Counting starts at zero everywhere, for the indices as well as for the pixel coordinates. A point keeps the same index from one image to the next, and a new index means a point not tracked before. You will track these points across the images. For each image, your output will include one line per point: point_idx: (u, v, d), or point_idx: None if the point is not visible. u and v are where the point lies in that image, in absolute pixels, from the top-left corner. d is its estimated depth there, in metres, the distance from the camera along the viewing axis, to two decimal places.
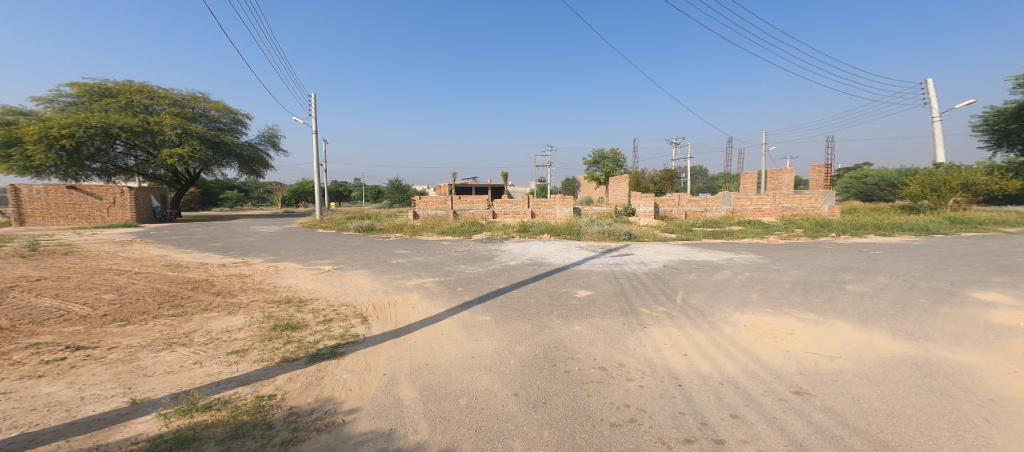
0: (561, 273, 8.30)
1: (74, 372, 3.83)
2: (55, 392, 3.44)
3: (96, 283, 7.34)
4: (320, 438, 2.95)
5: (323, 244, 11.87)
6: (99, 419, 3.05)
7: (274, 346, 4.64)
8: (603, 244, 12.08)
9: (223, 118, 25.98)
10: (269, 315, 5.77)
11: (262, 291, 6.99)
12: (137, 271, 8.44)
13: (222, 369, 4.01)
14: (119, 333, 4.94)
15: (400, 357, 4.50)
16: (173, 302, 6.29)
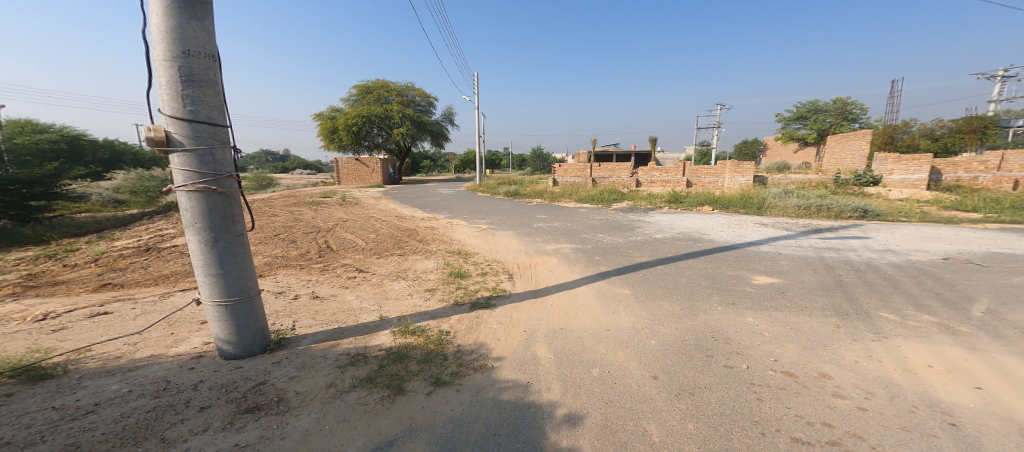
0: (726, 253, 7.03)
1: (356, 287, 5.34)
2: (355, 301, 4.75)
3: (368, 226, 10.28)
4: (474, 377, 2.96)
5: (480, 206, 13.60)
6: (368, 325, 3.90)
7: (451, 289, 5.25)
8: (792, 222, 9.47)
9: (424, 103, 32.04)
10: (448, 262, 6.90)
11: (442, 243, 8.55)
12: (383, 220, 11.40)
13: (422, 302, 4.71)
14: (378, 263, 6.78)
15: (540, 317, 4.25)
16: (400, 245, 8.26)
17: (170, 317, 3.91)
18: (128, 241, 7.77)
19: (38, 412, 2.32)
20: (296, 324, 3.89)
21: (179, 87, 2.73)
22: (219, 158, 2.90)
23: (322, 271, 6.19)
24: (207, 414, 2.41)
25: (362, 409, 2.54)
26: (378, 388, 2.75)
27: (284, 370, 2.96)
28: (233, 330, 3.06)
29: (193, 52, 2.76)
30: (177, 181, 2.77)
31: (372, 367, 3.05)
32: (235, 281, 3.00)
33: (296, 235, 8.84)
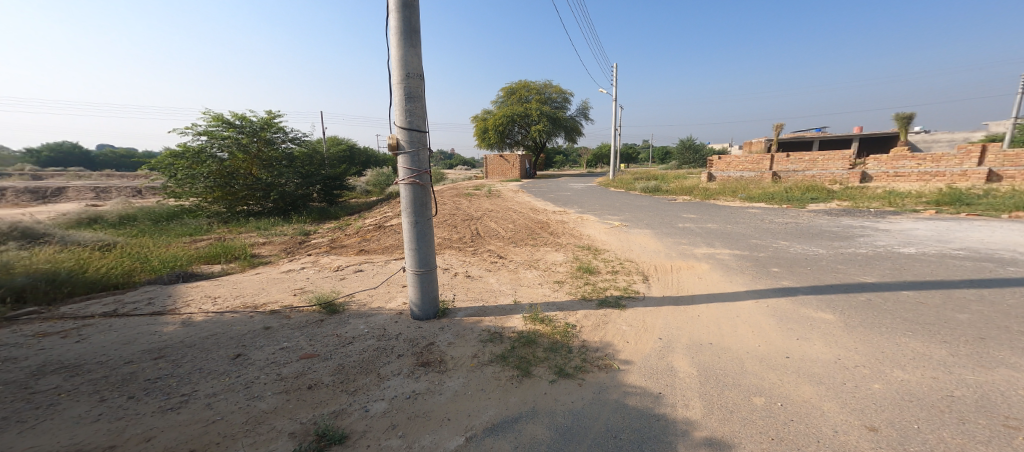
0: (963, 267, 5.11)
1: (497, 272, 5.73)
2: (498, 284, 5.10)
3: (505, 217, 10.95)
4: (598, 375, 2.88)
5: (615, 201, 13.13)
6: (506, 307, 4.15)
7: (579, 283, 5.20)
8: None
9: (562, 100, 32.40)
10: (578, 257, 6.84)
11: (573, 237, 8.53)
12: (522, 211, 11.97)
13: (551, 292, 4.81)
14: (514, 251, 7.17)
15: (677, 326, 3.84)
16: (533, 236, 8.56)
17: (390, 279, 5.19)
18: (368, 222, 10.69)
19: (327, 337, 3.37)
20: (455, 297, 4.47)
21: (402, 103, 3.41)
22: (423, 158, 3.53)
23: (471, 254, 6.91)
24: (401, 360, 2.95)
25: (496, 383, 2.70)
26: (506, 366, 2.91)
27: (448, 335, 3.40)
28: (418, 296, 3.71)
29: (411, 74, 3.37)
30: (400, 176, 3.55)
31: (506, 346, 3.23)
32: (424, 255, 3.62)
33: (456, 221, 10.07)
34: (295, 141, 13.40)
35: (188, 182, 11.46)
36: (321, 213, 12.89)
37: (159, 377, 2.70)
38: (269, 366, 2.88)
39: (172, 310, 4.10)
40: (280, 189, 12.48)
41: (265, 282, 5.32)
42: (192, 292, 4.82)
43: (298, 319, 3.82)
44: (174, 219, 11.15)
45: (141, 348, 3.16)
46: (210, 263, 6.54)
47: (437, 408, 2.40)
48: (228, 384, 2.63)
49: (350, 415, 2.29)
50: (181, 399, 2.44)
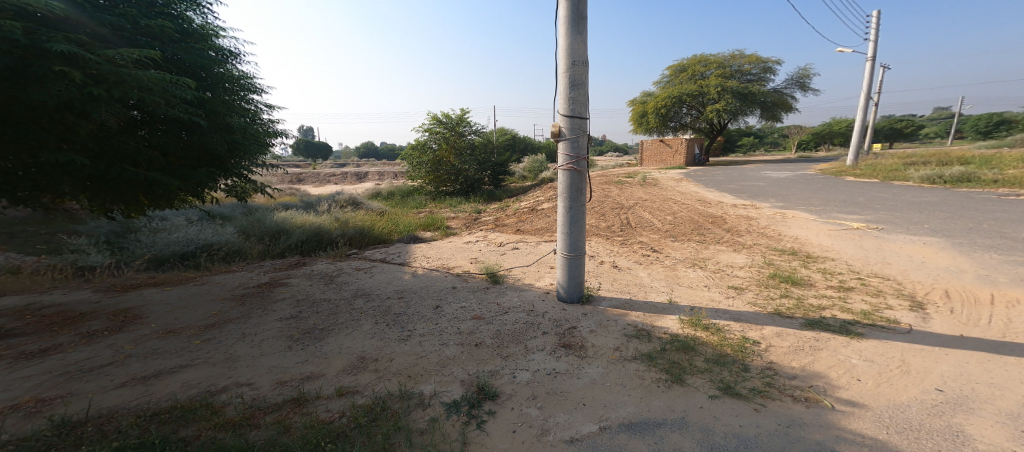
0: None
1: (649, 267, 5.32)
2: (645, 278, 4.79)
3: (665, 209, 9.88)
4: (792, 407, 2.23)
5: (845, 196, 10.07)
6: (654, 305, 3.88)
7: (769, 294, 4.12)
8: None
9: (754, 71, 27.11)
10: (771, 262, 5.26)
11: (767, 237, 6.66)
12: (685, 203, 10.62)
13: (722, 299, 4.05)
14: (672, 246, 6.49)
15: (989, 382, 2.45)
16: (698, 231, 7.48)
17: (541, 259, 5.45)
18: (525, 204, 11.49)
19: (490, 304, 3.82)
20: (600, 286, 4.43)
21: (566, 92, 3.47)
22: (581, 143, 3.54)
23: (620, 244, 6.64)
24: (545, 338, 3.10)
25: (638, 381, 2.54)
26: (654, 368, 2.67)
27: (589, 322, 3.40)
28: (566, 279, 3.80)
29: (577, 62, 3.39)
30: (557, 162, 3.65)
31: (654, 346, 3.00)
32: (574, 240, 3.67)
33: (603, 209, 9.78)
34: (478, 133, 15.45)
35: (413, 168, 14.80)
36: (490, 196, 14.42)
37: (396, 314, 3.61)
38: (454, 320, 3.44)
39: (406, 264, 5.45)
40: (466, 173, 14.64)
41: (454, 249, 6.40)
42: (418, 251, 6.31)
43: (473, 284, 4.45)
44: (412, 197, 14.87)
45: (389, 291, 4.25)
46: (427, 230, 8.40)
47: (574, 390, 2.42)
48: (431, 328, 3.29)
49: (501, 378, 2.53)
50: (407, 333, 3.19)
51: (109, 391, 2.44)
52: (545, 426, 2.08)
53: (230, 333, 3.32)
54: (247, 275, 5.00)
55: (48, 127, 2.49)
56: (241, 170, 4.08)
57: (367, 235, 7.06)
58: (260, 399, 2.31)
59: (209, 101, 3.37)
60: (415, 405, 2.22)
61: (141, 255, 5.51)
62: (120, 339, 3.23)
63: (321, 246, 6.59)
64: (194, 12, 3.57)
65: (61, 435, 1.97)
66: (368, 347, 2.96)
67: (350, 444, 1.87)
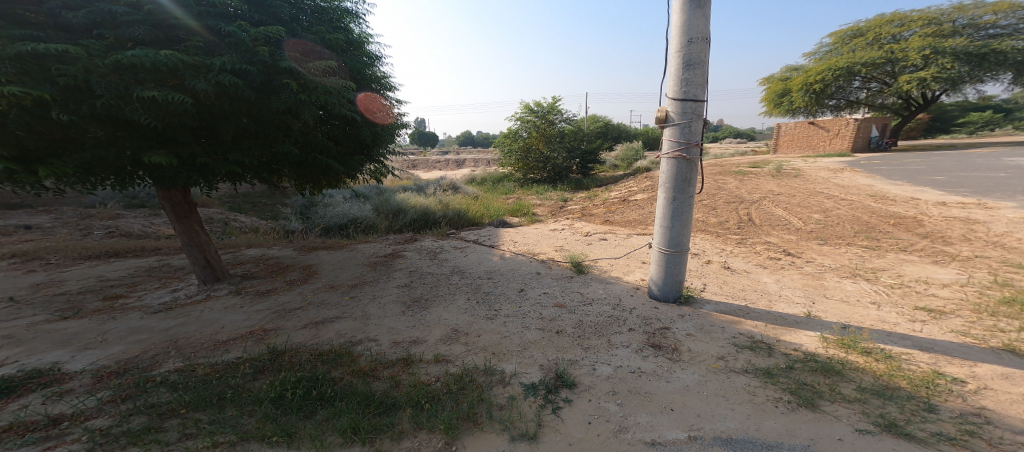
0: None
1: (782, 273, 4.53)
2: (767, 283, 4.20)
3: (812, 202, 7.91)
4: None
5: None
6: (782, 317, 3.32)
7: (997, 326, 2.99)
8: None
9: (1002, 22, 15.87)
10: (1004, 282, 3.87)
11: (1004, 248, 4.83)
12: (843, 197, 8.04)
13: (903, 323, 3.14)
14: (817, 250, 5.39)
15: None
16: (868, 233, 5.88)
17: (632, 252, 5.21)
18: (615, 194, 11.01)
19: (574, 293, 3.81)
20: (705, 287, 4.07)
21: (679, 73, 3.21)
22: (694, 128, 3.27)
23: (736, 244, 5.95)
24: (631, 334, 2.98)
25: (747, 396, 2.23)
26: (781, 390, 2.25)
27: (686, 324, 3.15)
28: (661, 275, 3.58)
29: (695, 39, 3.11)
30: (662, 149, 3.41)
31: (778, 363, 2.56)
32: (675, 235, 3.42)
33: (716, 202, 8.69)
34: (568, 120, 15.36)
35: (504, 156, 15.23)
36: (578, 184, 14.17)
37: (485, 293, 3.83)
38: (536, 306, 3.50)
39: (496, 246, 5.69)
40: (553, 161, 14.54)
41: (542, 236, 6.48)
42: (505, 235, 6.52)
43: (555, 271, 4.47)
44: (501, 183, 15.36)
45: (480, 271, 4.50)
46: (514, 215, 8.67)
47: (661, 393, 2.27)
48: (515, 310, 3.41)
49: (581, 368, 2.51)
50: (495, 313, 3.36)
51: (299, 330, 3.12)
52: (624, 423, 2.01)
53: (367, 293, 3.89)
54: (379, 245, 5.79)
55: (280, 126, 3.27)
56: (381, 157, 4.67)
57: (463, 218, 7.55)
58: (382, 354, 2.67)
59: (364, 99, 3.92)
60: (497, 381, 2.34)
61: (317, 225, 6.80)
62: (305, 288, 4.08)
63: (429, 225, 7.22)
64: (354, 24, 3.90)
65: (272, 360, 2.58)
66: (461, 321, 3.19)
67: (441, 407, 2.07)
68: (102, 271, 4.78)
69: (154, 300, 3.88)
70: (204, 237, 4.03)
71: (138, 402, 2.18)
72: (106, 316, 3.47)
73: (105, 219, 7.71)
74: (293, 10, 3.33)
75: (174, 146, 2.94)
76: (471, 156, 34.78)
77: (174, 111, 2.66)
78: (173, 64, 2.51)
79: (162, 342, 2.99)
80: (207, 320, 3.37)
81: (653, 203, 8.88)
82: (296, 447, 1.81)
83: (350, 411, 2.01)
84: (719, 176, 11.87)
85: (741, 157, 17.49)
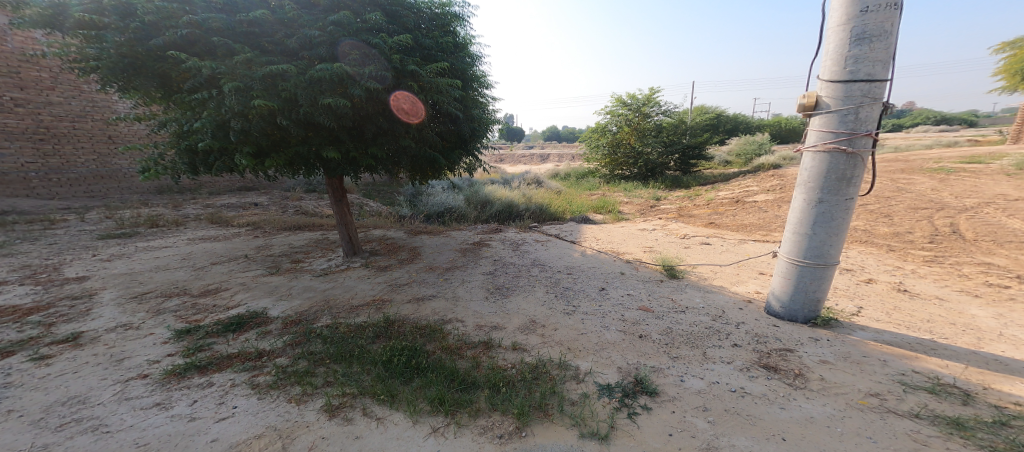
0: None
1: (1010, 307, 3.48)
2: (980, 317, 3.28)
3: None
4: None
5: None
6: (999, 361, 2.55)
7: None
8: None
9: None
10: None
11: None
12: None
13: None
14: None
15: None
16: None
17: (745, 260, 4.61)
18: (723, 194, 9.80)
19: (663, 298, 3.55)
20: (861, 312, 3.37)
21: (844, 49, 2.71)
22: (863, 115, 2.71)
23: (926, 263, 4.77)
24: (736, 351, 2.66)
25: (913, 446, 1.79)
26: (977, 446, 1.76)
27: (820, 350, 2.68)
28: (789, 290, 3.11)
29: (872, 7, 2.59)
30: (808, 141, 2.94)
31: (977, 415, 1.99)
32: (819, 244, 2.92)
33: (895, 208, 6.99)
34: (667, 113, 14.01)
35: (591, 150, 14.79)
36: (674, 182, 13.04)
37: (564, 288, 3.81)
38: (618, 307, 3.36)
39: (578, 242, 5.63)
40: (645, 157, 13.63)
41: (627, 234, 6.16)
42: (587, 231, 6.40)
43: (641, 273, 4.21)
44: (586, 179, 15.07)
45: (561, 266, 4.49)
46: (597, 211, 8.40)
47: (770, 420, 1.99)
48: (595, 308, 3.33)
49: (665, 377, 2.35)
50: (572, 308, 3.33)
51: (407, 304, 3.52)
52: (714, 442, 1.83)
53: (457, 276, 4.20)
54: (469, 233, 6.18)
55: (404, 124, 3.72)
56: (475, 151, 4.93)
57: (545, 212, 7.63)
58: (466, 335, 2.87)
59: (467, 97, 4.18)
60: (571, 377, 2.33)
61: (422, 212, 7.54)
62: (411, 267, 4.58)
63: (513, 217, 7.48)
64: (460, 26, 4.16)
65: (386, 327, 2.97)
66: (538, 313, 3.25)
67: (515, 393, 2.15)
68: (294, 240, 6.05)
69: (318, 265, 4.76)
70: (351, 218, 4.76)
71: (305, 348, 2.72)
72: (293, 275, 4.39)
73: (295, 200, 9.70)
74: (414, 18, 3.73)
75: (340, 143, 3.59)
76: (560, 151, 34.34)
77: (341, 114, 3.23)
78: (340, 72, 3.03)
79: (320, 300, 3.67)
80: (347, 285, 4.03)
81: (778, 207, 7.62)
82: (395, 408, 2.07)
83: (438, 383, 2.23)
84: (900, 173, 9.49)
85: (931, 150, 13.73)
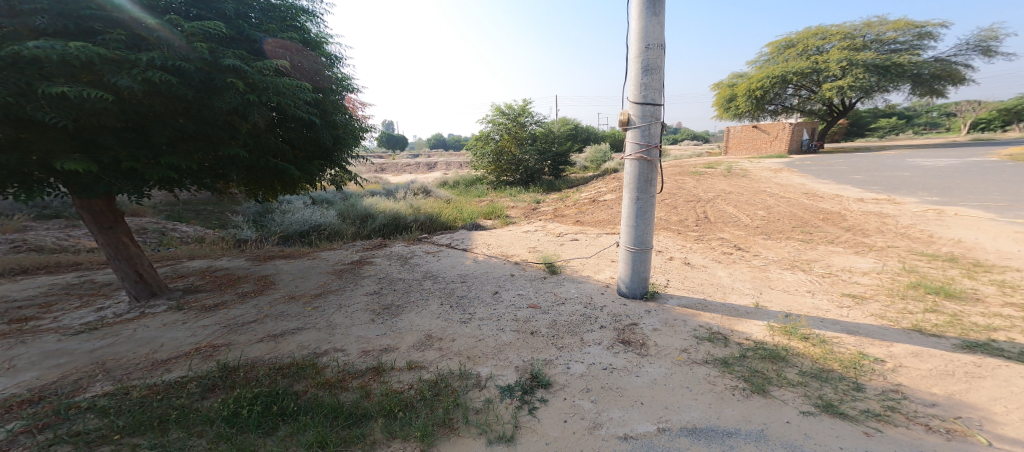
0: None
1: (736, 266, 4.88)
2: (722, 277, 4.49)
3: (758, 201, 8.42)
4: (920, 434, 1.88)
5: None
6: (735, 308, 3.54)
7: (904, 308, 3.41)
8: None
9: (901, 38, 19.05)
10: (910, 269, 4.34)
11: (906, 239, 5.45)
12: (782, 195, 8.80)
13: (832, 308, 3.47)
14: (762, 244, 5.79)
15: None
16: (803, 228, 6.40)
17: (602, 251, 5.33)
18: (585, 196, 11.12)
19: (547, 293, 3.83)
20: (668, 283, 4.27)
21: (639, 77, 3.35)
22: (653, 131, 3.41)
23: (695, 240, 6.31)
24: (602, 332, 3.05)
25: (709, 387, 2.34)
26: (736, 377, 2.41)
27: (652, 320, 3.27)
28: (628, 273, 3.71)
29: (652, 45, 3.27)
30: (626, 151, 3.55)
31: (734, 352, 2.72)
32: (640, 233, 3.56)
33: (677, 201, 9.09)
34: (539, 123, 15.26)
35: (476, 159, 15.04)
36: (550, 186, 14.24)
37: (458, 297, 3.77)
38: (511, 308, 3.49)
39: (468, 250, 5.62)
40: (525, 164, 14.59)
41: (513, 237, 6.47)
42: (478, 239, 6.44)
43: (530, 273, 4.47)
44: (474, 186, 15.13)
45: (454, 275, 4.44)
46: (486, 218, 8.57)
47: (631, 388, 2.35)
48: (489, 313, 3.38)
49: (555, 368, 2.54)
50: (471, 316, 3.32)
51: (254, 344, 2.97)
52: (598, 419, 2.05)
53: (333, 302, 3.74)
54: (345, 252, 5.58)
55: (226, 128, 3.04)
56: (342, 163, 4.50)
57: (436, 222, 7.39)
58: (350, 364, 2.58)
59: (324, 101, 3.78)
60: (473, 385, 2.32)
61: (275, 233, 6.50)
62: (261, 300, 3.89)
63: (400, 230, 7.02)
64: (309, 23, 3.77)
65: (223, 376, 2.45)
66: (434, 327, 3.13)
67: (414, 415, 2.02)
68: (8, 291, 4.32)
69: (71, 321, 3.52)
70: (134, 249, 3.78)
71: (60, 431, 1.97)
72: (15, 340, 3.12)
73: (9, 232, 6.89)
74: (239, 7, 3.19)
75: (95, 149, 2.65)
76: (446, 159, 34.12)
77: (91, 110, 2.41)
78: (86, 56, 2.28)
79: (86, 364, 2.76)
80: (143, 338, 3.14)
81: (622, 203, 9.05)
82: None
83: (317, 424, 1.94)
84: (675, 175, 12.44)
85: (699, 158, 18.35)
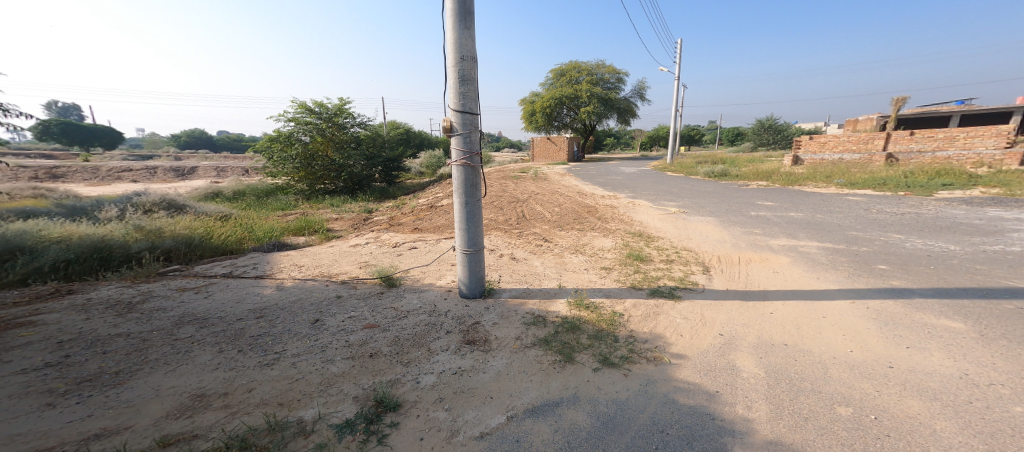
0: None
1: (542, 255, 5.63)
2: (542, 265, 5.10)
3: (553, 199, 10.00)
4: (644, 367, 2.57)
5: (671, 187, 11.93)
6: (546, 290, 4.08)
7: (626, 271, 4.56)
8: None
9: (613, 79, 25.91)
10: (626, 243, 5.86)
11: (620, 222, 7.28)
12: (564, 194, 10.72)
13: (597, 280, 4.35)
14: (561, 234, 6.88)
15: (744, 323, 3.20)
16: (579, 219, 7.86)
17: (442, 257, 5.35)
18: (423, 201, 11.01)
19: (386, 310, 3.57)
20: (501, 278, 4.57)
21: (457, 86, 3.48)
22: (473, 137, 3.59)
23: (518, 236, 7.00)
24: (449, 337, 3.05)
25: (539, 366, 2.62)
26: (546, 350, 2.81)
27: (492, 315, 3.46)
28: (465, 274, 3.81)
29: (465, 57, 3.43)
30: (452, 157, 3.64)
31: (549, 330, 3.12)
32: (471, 235, 3.71)
33: (502, 203, 9.89)
34: (363, 125, 14.12)
35: (276, 164, 12.76)
36: (382, 193, 13.52)
37: (252, 336, 3.08)
38: (339, 333, 3.12)
39: (271, 276, 4.73)
40: (349, 169, 13.38)
41: (339, 254, 5.78)
42: (285, 259, 5.53)
43: (363, 290, 4.12)
44: (274, 196, 12.81)
45: (243, 310, 3.63)
46: (298, 234, 7.43)
47: (481, 385, 2.42)
48: (308, 346, 2.92)
49: (403, 386, 2.39)
50: (275, 357, 2.76)
51: None
52: (455, 426, 2.04)
53: None
54: None
55: None
56: None
57: (197, 249, 5.74)
58: None
59: None
60: (296, 434, 1.97)
61: None
62: None
63: (116, 266, 4.94)
64: None
65: None
66: (215, 381, 2.46)
67: None
68: None
69: None
70: None
71: None
72: None
73: None
74: None
75: None
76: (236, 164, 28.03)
77: None
78: None
79: None
80: None
81: None
82: None
83: None
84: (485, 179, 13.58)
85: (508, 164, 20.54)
